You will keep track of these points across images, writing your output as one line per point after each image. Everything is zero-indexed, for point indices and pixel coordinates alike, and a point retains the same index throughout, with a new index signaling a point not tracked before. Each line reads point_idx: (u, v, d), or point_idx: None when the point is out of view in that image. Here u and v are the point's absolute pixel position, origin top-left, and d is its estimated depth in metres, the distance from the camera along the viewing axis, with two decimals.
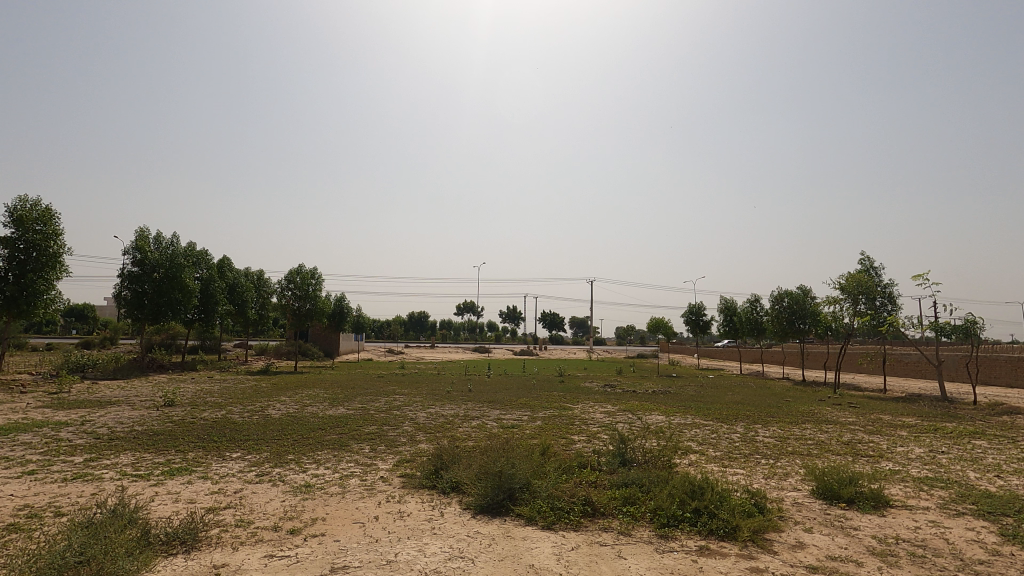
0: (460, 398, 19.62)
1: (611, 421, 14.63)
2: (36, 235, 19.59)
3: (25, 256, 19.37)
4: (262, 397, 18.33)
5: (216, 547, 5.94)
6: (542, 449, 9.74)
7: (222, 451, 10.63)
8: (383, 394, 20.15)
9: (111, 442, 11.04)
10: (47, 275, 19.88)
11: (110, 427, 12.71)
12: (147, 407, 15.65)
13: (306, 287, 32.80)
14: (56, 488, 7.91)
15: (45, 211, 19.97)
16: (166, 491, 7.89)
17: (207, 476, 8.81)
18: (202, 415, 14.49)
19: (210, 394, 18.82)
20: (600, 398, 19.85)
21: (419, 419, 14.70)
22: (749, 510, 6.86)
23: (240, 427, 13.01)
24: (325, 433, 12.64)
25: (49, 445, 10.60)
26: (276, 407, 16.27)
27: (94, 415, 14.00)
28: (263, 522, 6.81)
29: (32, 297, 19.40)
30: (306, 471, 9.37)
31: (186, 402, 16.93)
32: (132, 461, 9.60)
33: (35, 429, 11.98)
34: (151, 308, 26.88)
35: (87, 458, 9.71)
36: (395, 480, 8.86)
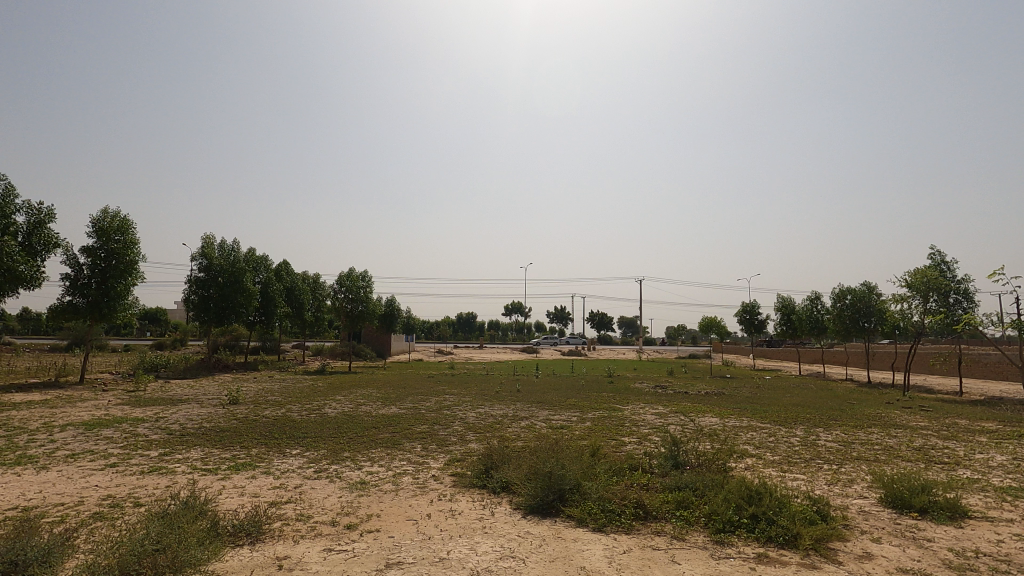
0: (509, 398, 19.71)
1: (663, 423, 14.36)
2: (115, 245, 21.03)
3: (106, 264, 20.88)
4: (319, 396, 19.07)
5: (278, 540, 6.22)
6: (591, 450, 9.68)
7: (281, 447, 11.15)
8: (433, 394, 20.63)
9: (182, 438, 11.77)
10: (126, 281, 21.28)
11: (181, 423, 13.55)
12: (214, 405, 16.58)
13: (358, 290, 33.79)
14: (135, 481, 8.48)
15: (123, 222, 21.38)
16: (232, 486, 8.31)
17: (269, 472, 9.25)
18: (263, 413, 15.21)
19: (270, 393, 19.78)
20: (650, 399, 19.55)
21: (469, 419, 14.88)
22: (810, 518, 6.57)
23: (298, 425, 13.57)
24: (378, 431, 13.01)
25: (127, 440, 11.40)
26: (332, 406, 16.90)
27: (167, 412, 14.98)
28: (322, 516, 7.08)
29: (112, 301, 20.94)
30: (361, 468, 9.66)
31: (249, 400, 17.78)
32: (201, 456, 10.21)
33: (115, 425, 12.95)
34: (216, 310, 28.34)
35: (162, 452, 10.38)
36: (447, 479, 9.00)
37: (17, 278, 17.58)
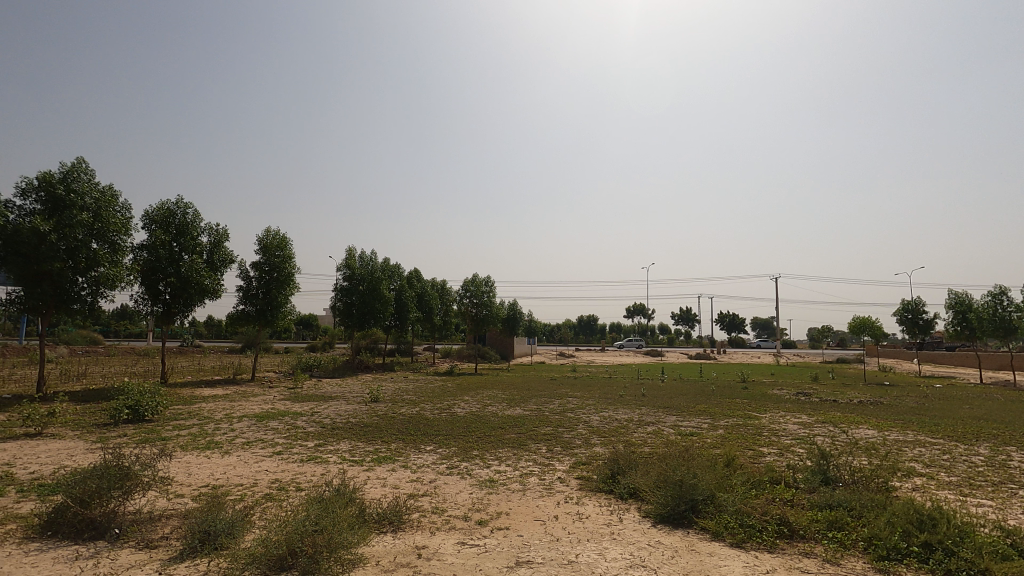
0: (633, 402, 19.19)
1: (808, 434, 13.06)
2: (276, 259, 23.97)
3: (269, 276, 23.88)
4: (449, 396, 20.09)
5: (416, 530, 6.63)
6: (726, 459, 9.09)
7: (417, 443, 11.91)
8: (556, 396, 20.75)
9: (333, 430, 13.09)
10: (285, 291, 24.14)
11: (332, 417, 15.07)
12: (358, 402, 18.19)
13: (482, 295, 35.11)
14: (296, 467, 9.58)
15: (282, 239, 24.33)
16: (376, 477, 9.05)
17: (407, 465, 9.94)
18: (400, 411, 16.39)
19: (406, 392, 21.24)
20: (792, 407, 17.91)
21: (593, 423, 14.74)
22: (1003, 552, 5.57)
23: (431, 423, 14.41)
24: (504, 431, 13.39)
25: (289, 431, 12.93)
26: (461, 406, 17.71)
27: (320, 407, 16.74)
28: (455, 511, 7.43)
29: (274, 309, 23.88)
30: (489, 467, 10.00)
31: (388, 398, 19.25)
32: (349, 448, 11.25)
33: (280, 417, 14.76)
34: (358, 316, 31.13)
35: (317, 443, 11.63)
36: (573, 482, 8.99)
37: (203, 290, 20.73)
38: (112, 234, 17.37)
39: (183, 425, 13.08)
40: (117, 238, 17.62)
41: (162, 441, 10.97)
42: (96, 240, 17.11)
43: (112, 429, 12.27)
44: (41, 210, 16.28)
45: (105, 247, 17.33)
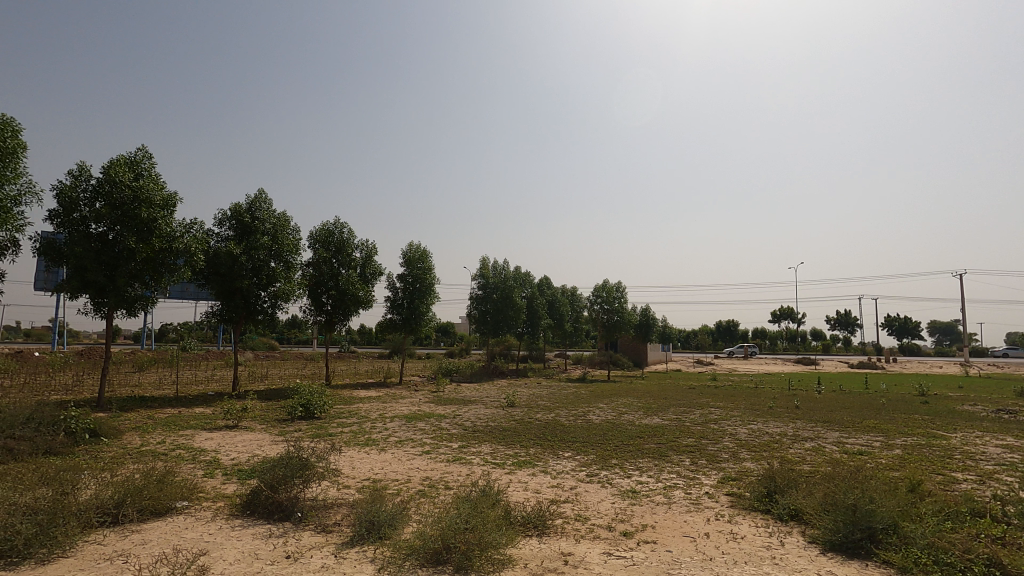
0: (786, 415, 17.51)
1: (1016, 459, 10.90)
2: (418, 271, 25.78)
3: (413, 287, 25.73)
4: (583, 403, 19.99)
5: (561, 536, 6.65)
6: (910, 484, 7.89)
7: (554, 449, 11.99)
8: (696, 406, 19.67)
9: (474, 433, 13.67)
10: (427, 301, 25.84)
11: (473, 420, 15.75)
12: (495, 406, 18.82)
13: (613, 301, 34.57)
14: (444, 467, 10.14)
15: (422, 252, 26.14)
16: (518, 480, 9.26)
17: (547, 471, 10.03)
18: (536, 416, 16.65)
19: (540, 398, 21.53)
20: (992, 427, 15.09)
21: (741, 436, 13.71)
22: None
23: (567, 429, 14.42)
24: (643, 441, 12.97)
25: (436, 432, 13.76)
26: (596, 413, 17.52)
27: (462, 410, 17.60)
28: (598, 519, 7.33)
29: (418, 317, 25.65)
30: (630, 477, 9.73)
31: (523, 403, 19.66)
32: (491, 450, 11.67)
33: (427, 419, 15.78)
34: (492, 323, 32.33)
35: (461, 444, 12.22)
36: (722, 498, 8.41)
37: (358, 301, 22.90)
38: (286, 253, 19.91)
39: (346, 423, 14.52)
40: (289, 256, 20.15)
41: (330, 437, 12.27)
42: (274, 259, 19.72)
43: (290, 425, 14.01)
44: (233, 236, 19.18)
45: (281, 265, 19.91)
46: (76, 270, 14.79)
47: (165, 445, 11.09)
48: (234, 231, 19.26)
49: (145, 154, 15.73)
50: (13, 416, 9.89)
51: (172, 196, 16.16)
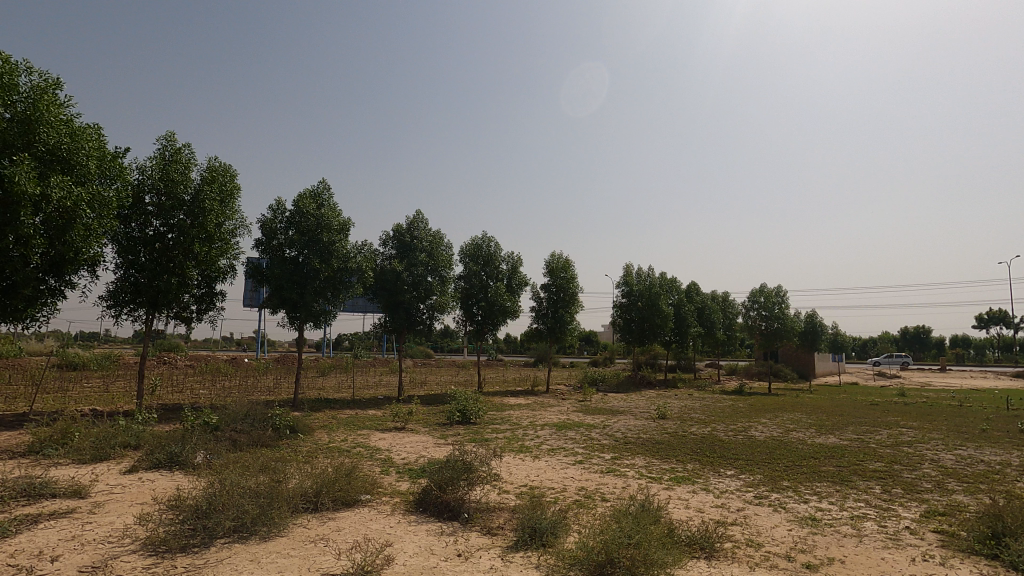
0: (1007, 440, 14.51)
1: None
2: (561, 281, 26.07)
3: (556, 296, 26.08)
4: (742, 417, 18.54)
5: (731, 562, 6.19)
6: None
7: (714, 466, 11.25)
8: (882, 425, 17.16)
9: (626, 445, 13.38)
10: (571, 309, 26.01)
11: (623, 431, 15.42)
12: (646, 418, 18.23)
13: (772, 307, 31.70)
14: (598, 477, 10.05)
15: (564, 262, 26.40)
16: (678, 497, 8.84)
17: (709, 489, 9.44)
18: (690, 430, 15.80)
19: (693, 410, 20.40)
20: None
21: (946, 463, 11.65)
22: None
23: (727, 446, 13.45)
24: (818, 462, 11.63)
25: (586, 442, 13.69)
26: (759, 429, 16.12)
27: (611, 421, 17.33)
28: (774, 547, 6.70)
29: (563, 326, 25.91)
30: (807, 502, 8.76)
31: (675, 416, 18.78)
32: (645, 464, 11.32)
33: (576, 428, 15.79)
34: (638, 331, 31.49)
35: (613, 456, 12.02)
36: (930, 536, 7.18)
37: (505, 311, 23.79)
38: (440, 268, 21.41)
39: (499, 429, 15.12)
40: (444, 271, 21.62)
41: (486, 442, 12.87)
42: (430, 274, 21.32)
43: (449, 429, 14.96)
44: (395, 254, 21.14)
45: (436, 279, 21.44)
46: (276, 289, 17.36)
47: (348, 443, 12.50)
48: (396, 250, 21.22)
49: (325, 186, 18.06)
50: (235, 413, 11.88)
51: (347, 222, 18.29)
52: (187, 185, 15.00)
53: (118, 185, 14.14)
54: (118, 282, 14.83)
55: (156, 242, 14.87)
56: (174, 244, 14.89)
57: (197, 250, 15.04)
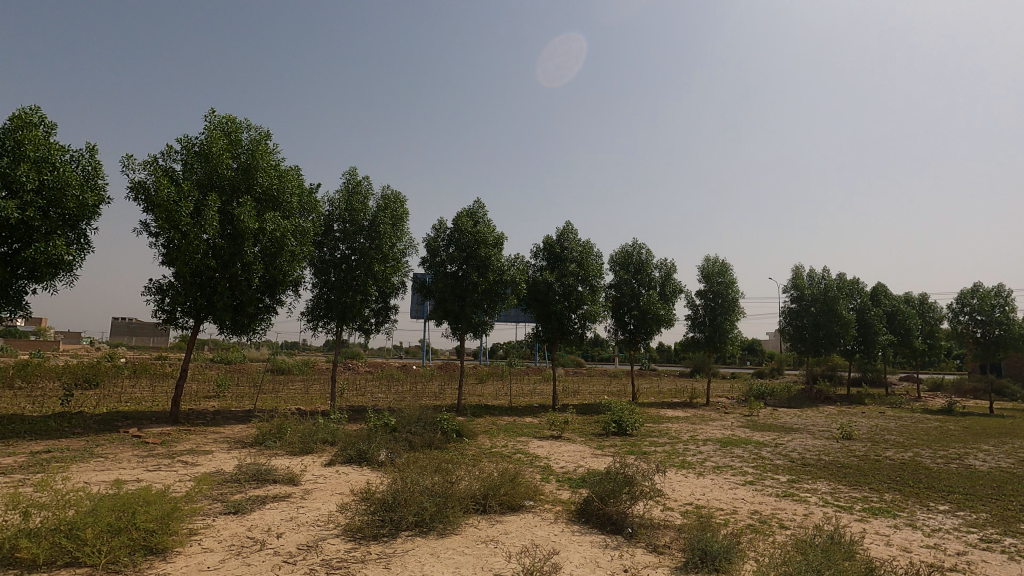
0: None
1: None
2: (719, 286, 24.49)
3: (714, 303, 24.55)
4: (955, 442, 15.61)
5: None
6: None
7: (921, 499, 9.63)
8: None
9: (805, 467, 12.05)
10: (731, 316, 24.28)
11: (800, 452, 13.94)
12: (826, 437, 16.25)
13: (992, 310, 26.34)
14: (774, 502, 9.19)
15: (722, 266, 24.76)
16: (875, 532, 7.73)
17: (915, 525, 8.11)
18: (886, 454, 13.72)
19: (887, 431, 17.70)
20: None
21: None
22: None
23: (937, 475, 11.43)
24: None
25: (757, 461, 12.62)
26: (979, 457, 13.44)
27: (784, 439, 15.76)
28: None
29: (722, 335, 24.27)
30: None
31: (864, 437, 16.47)
32: (830, 490, 10.08)
33: (743, 445, 14.64)
34: (812, 340, 28.29)
35: (790, 478, 10.91)
36: None
37: (659, 319, 22.98)
38: (591, 277, 21.41)
39: (658, 442, 14.59)
40: (594, 280, 21.60)
41: (644, 455, 12.51)
42: (581, 283, 21.45)
43: (606, 440, 14.84)
44: (546, 265, 21.65)
45: (587, 288, 21.48)
46: (440, 302, 18.79)
47: (508, 449, 13.04)
48: (547, 261, 21.72)
49: (480, 205, 19.21)
50: (410, 417, 13.09)
51: (501, 236, 19.21)
52: (366, 212, 16.99)
53: (313, 216, 16.50)
54: (314, 299, 17.25)
55: (342, 264, 17.05)
56: (356, 265, 16.94)
57: (375, 269, 16.91)
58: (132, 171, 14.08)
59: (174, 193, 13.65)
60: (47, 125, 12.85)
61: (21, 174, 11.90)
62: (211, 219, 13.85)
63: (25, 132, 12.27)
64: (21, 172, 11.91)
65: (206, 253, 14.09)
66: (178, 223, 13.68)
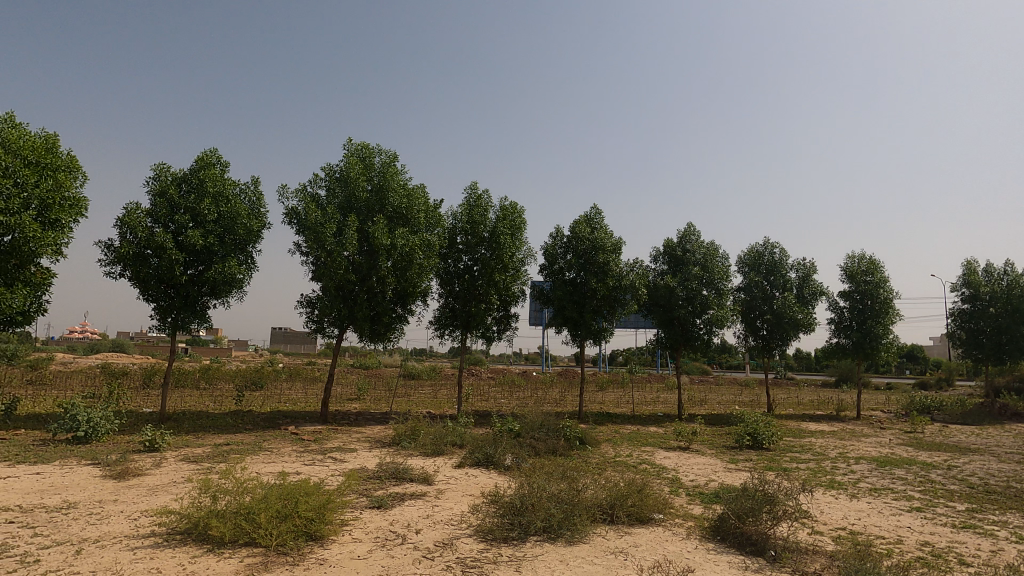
0: None
1: None
2: (867, 285, 21.92)
3: (863, 305, 22.00)
4: None
5: None
6: None
7: None
8: None
9: (989, 495, 10.31)
10: (884, 319, 21.60)
11: (981, 477, 11.96)
12: (1016, 461, 13.77)
13: None
14: (950, 533, 7.98)
15: (870, 262, 22.10)
16: None
17: None
18: None
19: None
20: None
21: None
22: None
23: None
24: None
25: (924, 485, 11.04)
26: None
27: (959, 461, 13.62)
28: None
29: (874, 340, 21.64)
30: None
31: None
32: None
33: (906, 466, 12.89)
34: (992, 346, 24.18)
35: (971, 507, 9.39)
36: None
37: (796, 324, 21.11)
38: (716, 280, 20.28)
39: (800, 459, 13.35)
40: (720, 283, 20.43)
41: (785, 472, 11.51)
42: (705, 287, 20.41)
43: (740, 454, 13.89)
44: (668, 269, 20.87)
45: (712, 292, 20.38)
46: (559, 309, 18.91)
47: (633, 459, 12.72)
48: (668, 265, 20.95)
49: (597, 211, 19.07)
50: (533, 423, 13.31)
51: (619, 242, 18.90)
52: (486, 224, 17.64)
53: (439, 230, 17.47)
54: (441, 308, 18.24)
55: (466, 275, 17.85)
56: (478, 275, 17.62)
57: (496, 279, 17.46)
58: (286, 199, 15.97)
59: (320, 216, 15.24)
60: (222, 164, 15.02)
61: (204, 207, 14.04)
62: (351, 238, 15.24)
63: (205, 171, 14.45)
64: (203, 205, 14.05)
65: (348, 269, 15.55)
66: (324, 243, 15.23)
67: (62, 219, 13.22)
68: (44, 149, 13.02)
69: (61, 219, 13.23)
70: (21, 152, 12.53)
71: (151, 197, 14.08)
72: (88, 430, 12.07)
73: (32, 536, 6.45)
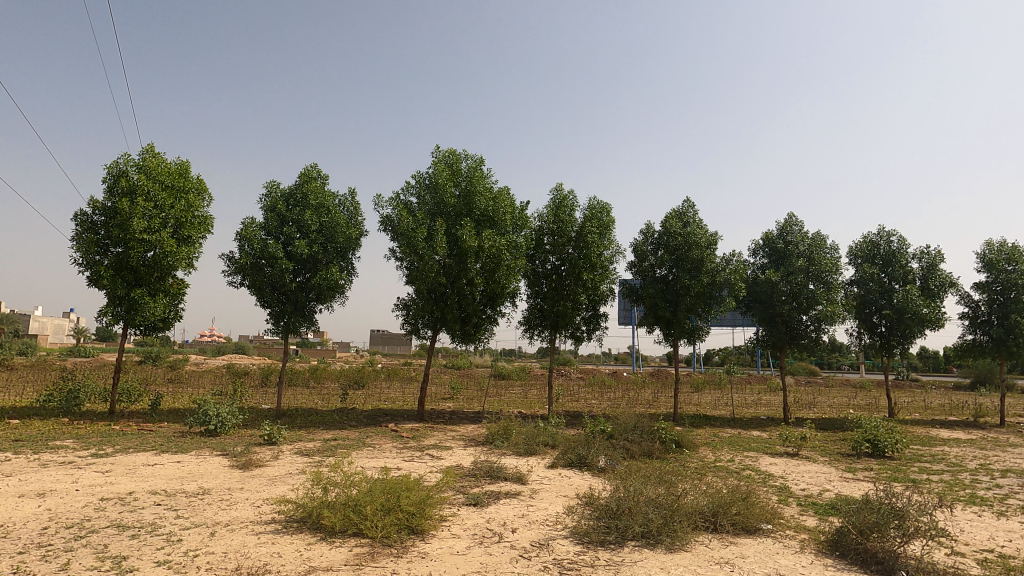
0: None
1: None
2: (1009, 275, 19.21)
3: (1005, 297, 19.36)
4: None
5: None
6: None
7: None
8: None
9: None
10: None
11: None
12: None
13: None
14: None
15: (1012, 249, 19.35)
16: None
17: None
18: None
19: None
20: None
21: None
22: None
23: None
24: None
25: None
26: None
27: None
28: None
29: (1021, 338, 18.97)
30: None
31: None
32: None
33: None
34: None
35: None
36: None
37: (921, 319, 18.97)
38: (824, 274, 18.75)
39: (931, 469, 11.97)
40: (829, 277, 18.84)
41: (915, 484, 10.33)
42: (812, 281, 18.91)
43: (857, 462, 12.73)
44: (768, 264, 19.59)
45: (820, 287, 18.85)
46: (651, 308, 18.34)
47: (736, 465, 12.04)
48: (769, 259, 19.62)
49: (689, 205, 18.29)
50: (626, 425, 13.01)
51: (714, 237, 18.02)
52: (573, 224, 17.51)
53: (526, 231, 17.57)
54: (530, 309, 18.33)
55: (553, 275, 17.81)
56: (567, 275, 17.52)
57: (584, 278, 17.29)
58: (382, 208, 16.84)
59: (411, 222, 15.91)
60: (323, 177, 16.11)
61: (308, 217, 15.15)
62: (440, 241, 15.76)
63: (309, 185, 15.59)
64: (307, 216, 15.17)
65: (439, 272, 16.05)
66: (416, 247, 15.83)
67: (193, 235, 14.79)
68: (179, 174, 14.68)
69: (192, 236, 14.79)
70: (160, 177, 14.18)
71: (264, 211, 15.42)
72: (217, 424, 13.38)
73: (176, 518, 7.25)
